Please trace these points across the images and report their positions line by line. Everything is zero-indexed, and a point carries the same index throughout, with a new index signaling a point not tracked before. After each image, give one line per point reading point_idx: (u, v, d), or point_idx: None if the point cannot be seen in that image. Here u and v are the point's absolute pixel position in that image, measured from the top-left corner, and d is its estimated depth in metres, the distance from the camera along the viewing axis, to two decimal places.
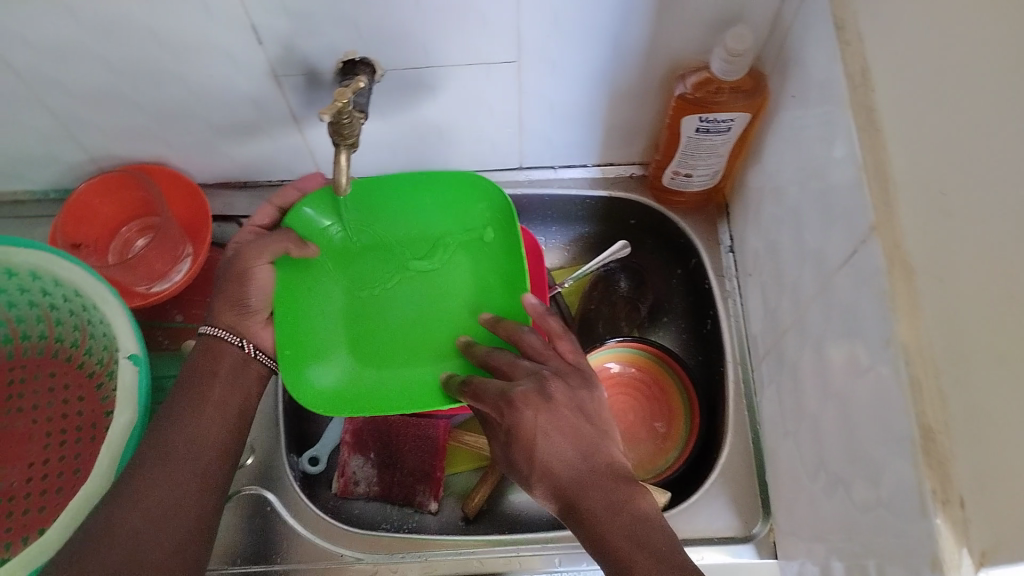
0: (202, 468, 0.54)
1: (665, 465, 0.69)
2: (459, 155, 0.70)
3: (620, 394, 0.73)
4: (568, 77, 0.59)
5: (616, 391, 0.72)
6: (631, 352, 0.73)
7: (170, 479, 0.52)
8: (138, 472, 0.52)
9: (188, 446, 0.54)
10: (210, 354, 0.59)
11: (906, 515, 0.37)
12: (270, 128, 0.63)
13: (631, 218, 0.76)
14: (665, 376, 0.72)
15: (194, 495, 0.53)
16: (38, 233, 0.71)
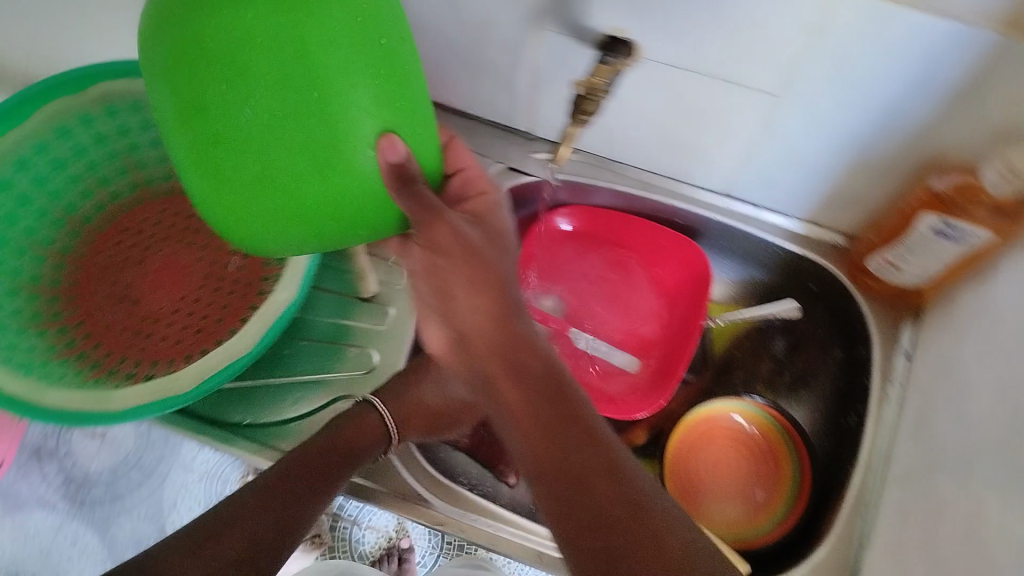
0: (309, 499, 0.55)
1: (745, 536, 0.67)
2: (671, 161, 0.68)
3: (735, 451, 0.71)
4: (822, 128, 0.56)
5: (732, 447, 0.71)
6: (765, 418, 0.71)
7: (254, 524, 0.51)
8: (230, 516, 0.51)
9: (284, 505, 0.53)
10: (352, 420, 0.61)
11: None
12: (509, 70, 0.63)
13: (812, 282, 0.71)
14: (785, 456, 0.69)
15: (270, 548, 0.50)
16: None
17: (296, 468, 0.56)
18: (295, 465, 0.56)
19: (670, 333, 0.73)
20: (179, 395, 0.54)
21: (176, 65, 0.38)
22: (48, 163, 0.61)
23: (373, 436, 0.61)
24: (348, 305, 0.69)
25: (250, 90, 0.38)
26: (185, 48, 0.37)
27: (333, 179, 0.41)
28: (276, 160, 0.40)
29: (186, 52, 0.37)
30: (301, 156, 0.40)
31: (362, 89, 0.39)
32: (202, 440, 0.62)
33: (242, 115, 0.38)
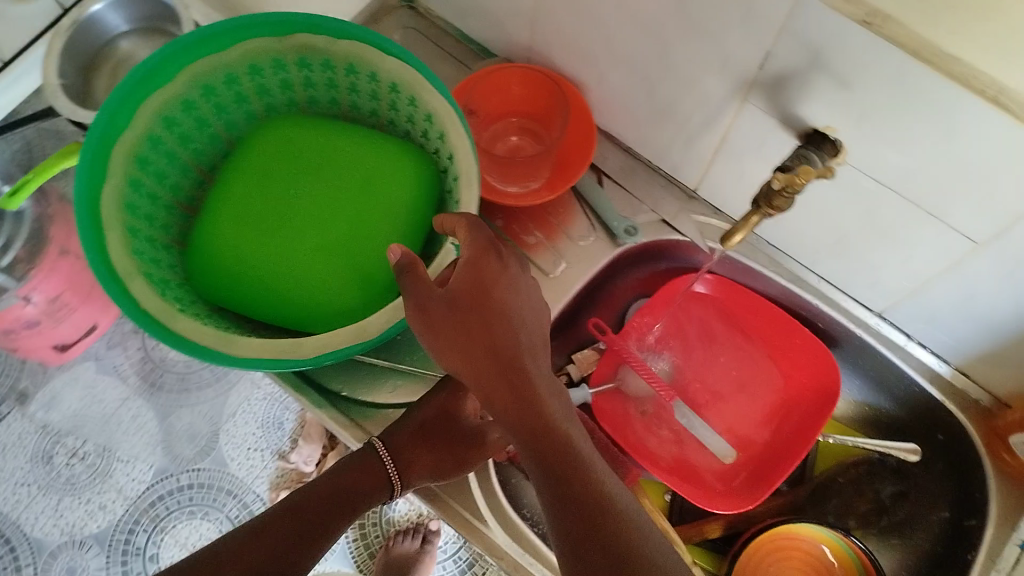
0: (318, 525, 0.57)
1: None
2: (833, 265, 0.64)
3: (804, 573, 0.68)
4: (1011, 289, 0.52)
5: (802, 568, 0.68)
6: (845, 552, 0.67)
7: (252, 556, 0.53)
8: (233, 546, 0.53)
9: (290, 535, 0.55)
10: (357, 467, 0.60)
11: None
12: (698, 128, 0.60)
13: (941, 433, 0.67)
14: None
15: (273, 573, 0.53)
16: (443, 71, 0.73)
17: (301, 511, 0.57)
18: (297, 507, 0.57)
19: (782, 440, 0.69)
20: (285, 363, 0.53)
21: (264, 134, 0.63)
22: (232, 95, 0.63)
23: (374, 482, 0.60)
24: None
25: (298, 169, 0.62)
26: (265, 124, 0.64)
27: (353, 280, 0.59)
28: (311, 208, 0.61)
29: (277, 124, 0.64)
30: (328, 232, 0.60)
31: (377, 179, 0.61)
32: (302, 399, 0.65)
33: (285, 176, 0.62)
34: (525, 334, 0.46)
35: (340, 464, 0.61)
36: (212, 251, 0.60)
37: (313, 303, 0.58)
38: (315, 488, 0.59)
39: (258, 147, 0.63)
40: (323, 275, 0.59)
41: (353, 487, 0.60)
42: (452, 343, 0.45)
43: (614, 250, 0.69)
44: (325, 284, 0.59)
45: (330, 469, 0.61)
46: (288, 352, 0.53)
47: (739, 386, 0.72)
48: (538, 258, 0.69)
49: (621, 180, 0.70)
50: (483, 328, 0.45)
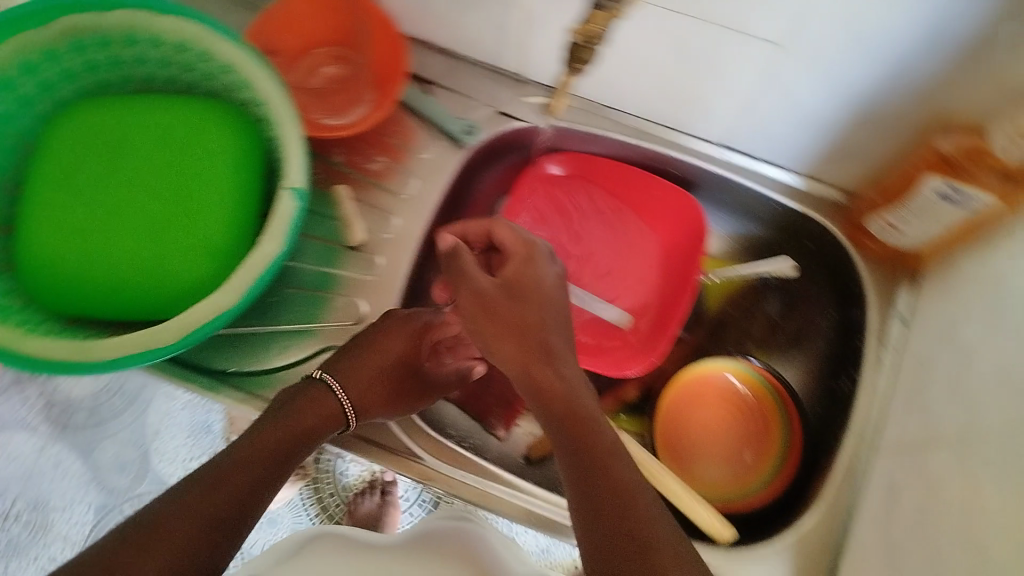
0: (274, 461, 0.51)
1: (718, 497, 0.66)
2: (669, 109, 0.65)
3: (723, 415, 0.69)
4: (823, 77, 0.54)
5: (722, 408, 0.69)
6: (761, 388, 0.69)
7: (229, 485, 0.47)
8: (192, 481, 0.47)
9: (249, 478, 0.49)
10: (308, 398, 0.56)
11: None
12: (500, 8, 0.59)
13: (808, 240, 0.69)
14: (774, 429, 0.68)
15: (220, 509, 0.46)
16: (235, 19, 0.69)
17: (263, 432, 0.52)
18: (256, 436, 0.51)
19: (668, 289, 0.70)
20: (158, 350, 0.51)
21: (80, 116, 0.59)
22: (16, 102, 0.58)
23: (328, 416, 0.56)
24: (333, 252, 0.66)
25: (128, 150, 0.59)
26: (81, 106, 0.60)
27: (204, 261, 0.56)
28: (149, 189, 0.58)
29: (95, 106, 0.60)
30: (167, 214, 0.57)
31: (210, 149, 0.59)
32: (188, 388, 0.60)
33: (114, 159, 0.58)
34: (554, 321, 0.52)
35: (291, 393, 0.56)
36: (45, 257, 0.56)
37: (163, 293, 0.56)
38: (259, 428, 0.52)
39: (58, 138, 0.58)
40: (172, 262, 0.56)
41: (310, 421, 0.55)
42: (495, 326, 0.52)
43: (461, 152, 0.68)
44: (175, 272, 0.56)
45: (280, 395, 0.56)
46: (152, 341, 0.51)
47: (610, 259, 0.72)
48: (389, 182, 0.68)
49: (447, 83, 0.69)
50: (535, 324, 0.51)
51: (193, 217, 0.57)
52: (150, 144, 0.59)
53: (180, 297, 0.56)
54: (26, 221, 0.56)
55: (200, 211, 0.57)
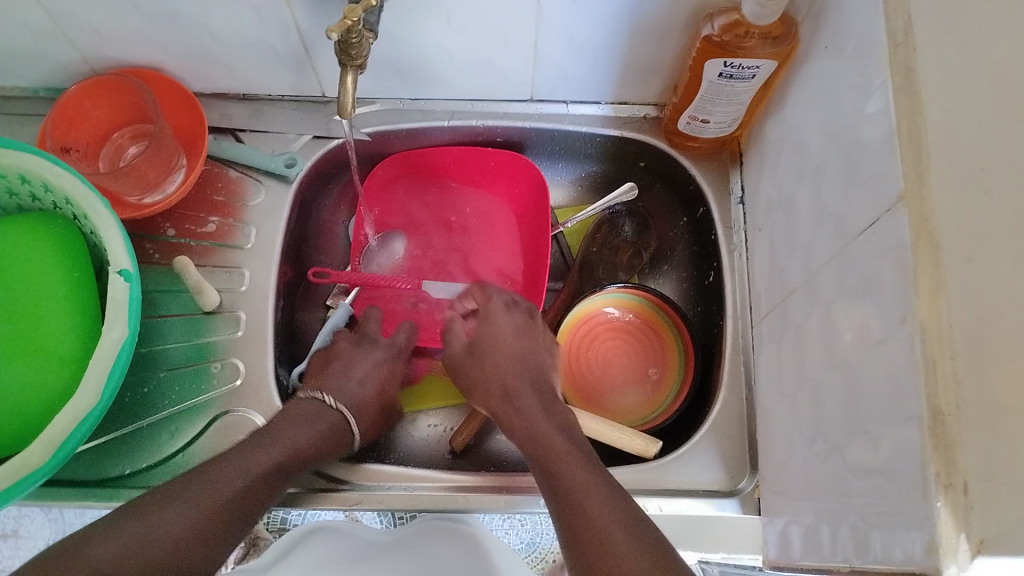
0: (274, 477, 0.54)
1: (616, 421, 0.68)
2: (470, 82, 0.67)
3: (626, 344, 0.71)
4: (592, 10, 0.56)
5: (624, 338, 0.71)
6: (663, 323, 0.70)
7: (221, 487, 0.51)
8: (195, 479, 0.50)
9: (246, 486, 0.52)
10: (320, 419, 0.60)
11: (903, 480, 0.37)
12: (273, 38, 0.60)
13: (640, 160, 0.73)
14: (674, 367, 0.69)
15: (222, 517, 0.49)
16: (25, 131, 0.68)
17: (268, 441, 0.56)
18: (260, 447, 0.55)
19: (525, 250, 0.73)
20: (34, 471, 0.50)
21: None
22: None
23: (338, 443, 0.61)
24: (197, 321, 0.65)
25: None
26: None
27: (53, 371, 0.55)
28: None
29: None
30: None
31: (29, 266, 0.57)
32: (86, 506, 0.58)
33: None
34: (507, 343, 0.63)
35: (288, 408, 0.60)
36: None
37: (19, 417, 0.54)
38: (264, 445, 0.55)
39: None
40: (18, 384, 0.54)
41: (312, 446, 0.58)
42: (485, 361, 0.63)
43: (292, 187, 0.69)
44: (25, 393, 0.54)
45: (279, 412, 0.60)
46: (28, 464, 0.50)
47: (475, 243, 0.74)
48: (229, 239, 0.67)
49: (256, 126, 0.70)
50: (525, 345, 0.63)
51: (28, 335, 0.55)
52: None
53: (39, 415, 0.55)
54: None
55: (34, 327, 0.56)
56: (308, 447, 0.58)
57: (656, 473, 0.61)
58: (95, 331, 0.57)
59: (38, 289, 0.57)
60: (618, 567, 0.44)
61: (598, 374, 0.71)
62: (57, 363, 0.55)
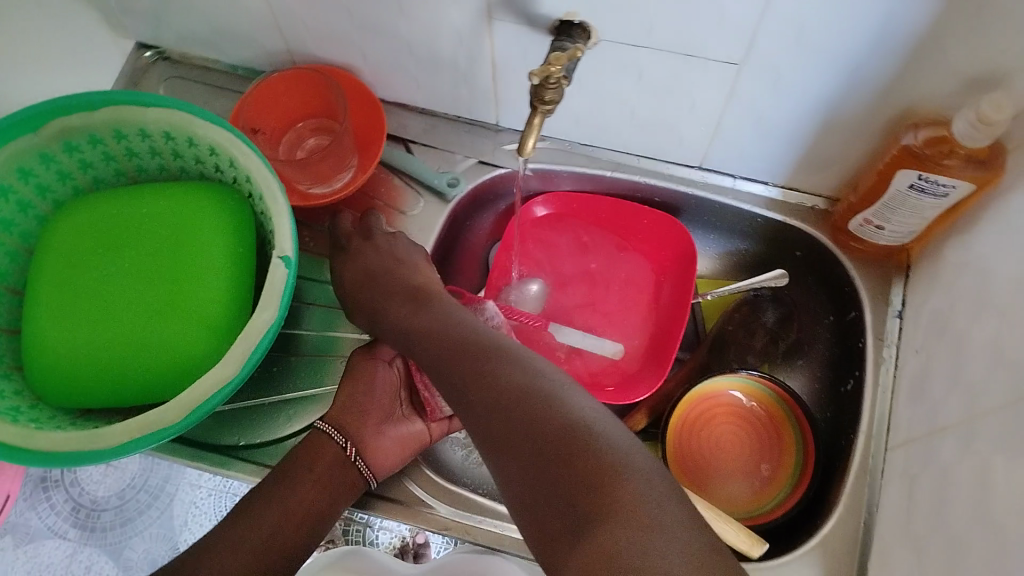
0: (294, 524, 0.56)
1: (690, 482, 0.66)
2: (643, 139, 0.67)
3: (741, 452, 0.68)
4: (787, 94, 0.55)
5: (743, 447, 0.68)
6: (781, 473, 0.66)
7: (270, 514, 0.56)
8: (245, 515, 0.56)
9: (275, 534, 0.56)
10: (310, 451, 0.59)
11: None
12: (467, 64, 0.62)
13: (797, 249, 0.70)
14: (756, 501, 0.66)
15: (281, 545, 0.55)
16: (219, 104, 0.73)
17: (273, 491, 0.57)
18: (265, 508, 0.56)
19: (661, 314, 0.71)
20: (162, 428, 0.52)
21: (83, 216, 0.62)
22: (14, 207, 0.61)
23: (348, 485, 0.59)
24: (334, 316, 0.67)
25: (122, 245, 0.60)
26: (81, 203, 0.63)
27: (198, 337, 0.57)
28: (145, 281, 0.59)
29: (93, 203, 0.62)
30: (160, 301, 0.58)
31: (200, 236, 0.60)
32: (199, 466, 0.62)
33: (108, 256, 0.60)
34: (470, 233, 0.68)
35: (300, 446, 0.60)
36: (47, 354, 0.57)
37: (159, 373, 0.57)
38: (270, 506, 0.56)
39: (58, 235, 0.61)
40: (165, 344, 0.57)
41: (322, 498, 0.58)
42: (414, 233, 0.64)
43: (449, 206, 0.70)
44: (170, 354, 0.57)
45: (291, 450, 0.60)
46: (160, 421, 0.53)
47: (615, 300, 0.73)
48: None
49: (427, 139, 0.72)
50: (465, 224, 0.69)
51: (184, 302, 0.58)
52: (145, 237, 0.60)
53: (177, 377, 0.57)
54: (30, 326, 0.58)
55: (191, 295, 0.58)
56: (312, 495, 0.58)
57: None
58: (244, 308, 0.60)
59: (203, 259, 0.60)
60: (564, 421, 0.42)
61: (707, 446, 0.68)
62: (205, 331, 0.58)
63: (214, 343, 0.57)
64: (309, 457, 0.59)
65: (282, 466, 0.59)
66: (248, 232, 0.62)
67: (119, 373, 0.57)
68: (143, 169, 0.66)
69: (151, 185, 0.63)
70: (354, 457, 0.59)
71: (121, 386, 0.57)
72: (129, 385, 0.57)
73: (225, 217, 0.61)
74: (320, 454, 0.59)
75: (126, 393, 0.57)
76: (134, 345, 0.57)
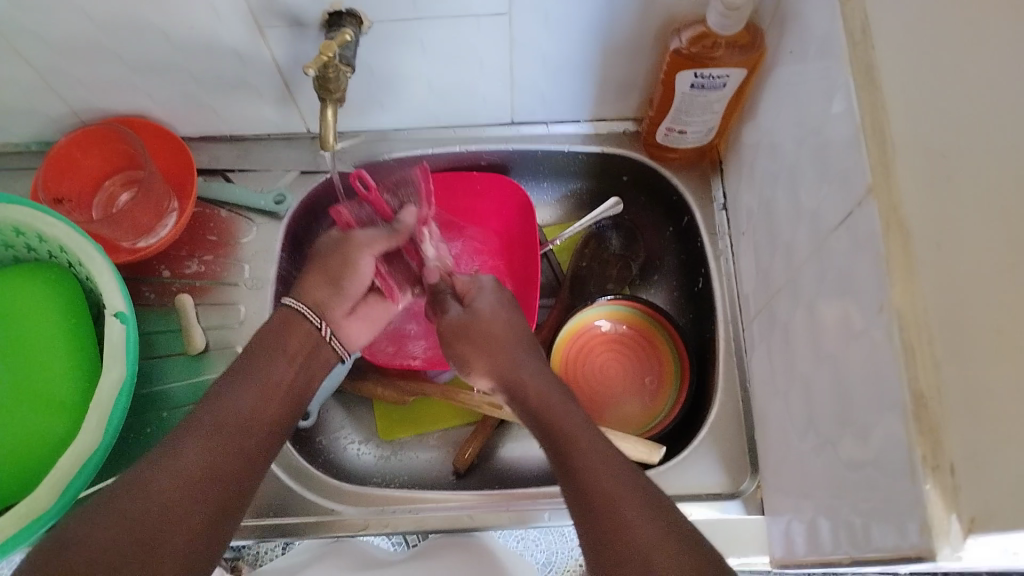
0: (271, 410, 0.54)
1: (601, 407, 0.70)
2: (449, 109, 0.69)
3: (633, 381, 0.71)
4: (561, 30, 0.58)
5: (634, 377, 0.71)
6: (668, 397, 0.69)
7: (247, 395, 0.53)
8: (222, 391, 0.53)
9: (248, 424, 0.52)
10: (281, 321, 0.59)
11: (891, 469, 0.37)
12: (256, 80, 0.62)
13: (623, 174, 0.74)
14: (648, 419, 0.69)
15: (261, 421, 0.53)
16: (18, 186, 0.70)
17: (236, 372, 0.55)
18: (236, 382, 0.54)
19: (516, 270, 0.74)
20: (41, 516, 0.51)
21: None
22: None
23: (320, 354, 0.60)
24: (198, 360, 0.66)
25: None
26: None
27: (53, 417, 0.56)
28: None
29: None
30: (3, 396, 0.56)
31: (30, 321, 0.58)
32: None
33: None
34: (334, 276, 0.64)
35: (264, 330, 0.58)
36: None
37: (21, 466, 0.55)
38: (246, 386, 0.54)
39: None
40: (18, 434, 0.55)
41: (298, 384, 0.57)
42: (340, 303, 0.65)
43: (281, 223, 0.70)
44: (30, 444, 0.55)
45: (256, 334, 0.58)
46: (34, 509, 0.51)
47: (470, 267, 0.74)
48: (223, 276, 0.69)
49: (243, 165, 0.71)
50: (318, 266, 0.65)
51: (30, 390, 0.56)
52: None
53: (43, 465, 0.55)
54: None
55: (35, 380, 0.57)
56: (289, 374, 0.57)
57: (659, 481, 0.61)
58: (95, 377, 0.58)
59: (38, 342, 0.58)
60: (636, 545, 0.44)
61: (609, 378, 0.71)
62: (59, 410, 0.56)
63: (71, 419, 0.56)
64: (278, 335, 0.58)
65: (229, 373, 0.55)
66: (80, 304, 0.60)
67: None
68: None
69: None
70: (330, 335, 0.61)
71: None
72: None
73: (51, 295, 0.59)
74: (294, 336, 0.58)
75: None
76: None
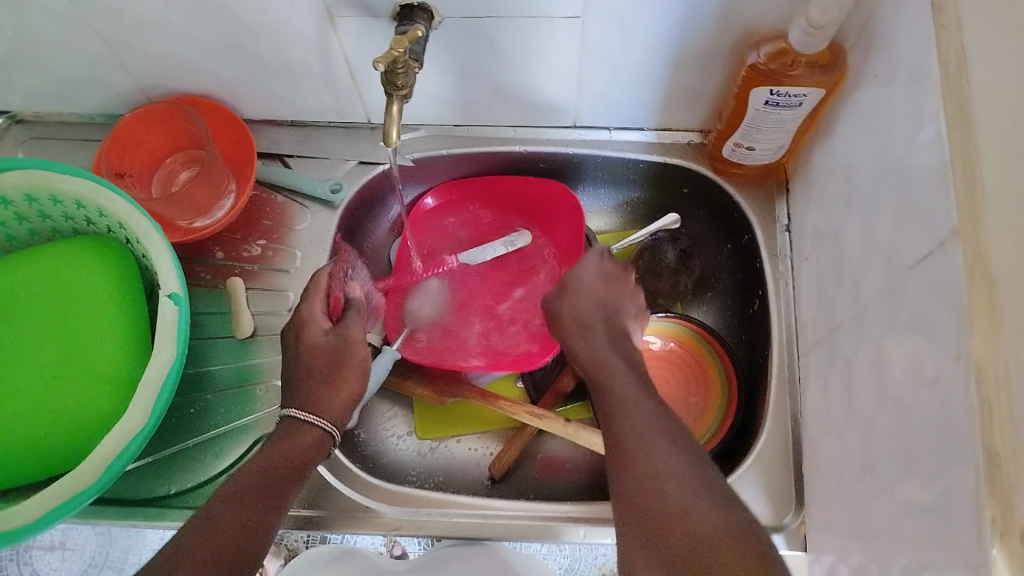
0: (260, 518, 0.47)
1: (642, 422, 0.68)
2: (512, 109, 0.68)
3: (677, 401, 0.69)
4: (634, 37, 0.56)
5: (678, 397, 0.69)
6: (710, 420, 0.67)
7: (233, 506, 0.46)
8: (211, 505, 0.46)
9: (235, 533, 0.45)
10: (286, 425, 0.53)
11: (954, 524, 0.35)
12: (322, 69, 0.62)
13: (684, 187, 0.72)
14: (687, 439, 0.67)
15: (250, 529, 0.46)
16: (83, 157, 0.71)
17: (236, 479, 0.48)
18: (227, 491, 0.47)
19: None
20: (82, 491, 0.51)
21: None
22: None
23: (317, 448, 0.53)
24: (245, 345, 0.66)
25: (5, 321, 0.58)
26: None
27: (100, 392, 0.56)
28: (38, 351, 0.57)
29: None
30: (54, 367, 0.57)
31: (85, 296, 0.59)
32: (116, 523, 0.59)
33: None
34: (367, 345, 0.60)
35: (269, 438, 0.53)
36: None
37: (66, 438, 0.55)
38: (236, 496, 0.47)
39: None
40: (66, 406, 0.56)
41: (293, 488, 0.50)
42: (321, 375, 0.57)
43: (337, 213, 0.69)
44: (77, 417, 0.56)
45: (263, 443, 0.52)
46: (75, 485, 0.51)
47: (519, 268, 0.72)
48: (275, 262, 0.68)
49: (302, 151, 0.71)
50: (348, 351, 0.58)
51: (80, 364, 0.57)
52: (27, 305, 0.58)
53: (87, 439, 0.56)
54: None
55: (86, 354, 0.57)
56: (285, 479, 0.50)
57: None
58: (143, 357, 0.58)
59: (92, 317, 0.58)
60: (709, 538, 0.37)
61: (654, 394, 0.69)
62: (107, 385, 0.56)
63: (118, 397, 0.57)
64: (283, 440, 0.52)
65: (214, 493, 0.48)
66: (135, 281, 0.60)
67: (23, 447, 0.55)
68: (9, 235, 0.63)
69: (26, 250, 0.61)
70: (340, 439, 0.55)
71: (29, 462, 0.55)
72: (36, 454, 0.55)
73: (108, 271, 0.60)
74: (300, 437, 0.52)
75: (39, 466, 0.55)
76: (35, 413, 0.55)
